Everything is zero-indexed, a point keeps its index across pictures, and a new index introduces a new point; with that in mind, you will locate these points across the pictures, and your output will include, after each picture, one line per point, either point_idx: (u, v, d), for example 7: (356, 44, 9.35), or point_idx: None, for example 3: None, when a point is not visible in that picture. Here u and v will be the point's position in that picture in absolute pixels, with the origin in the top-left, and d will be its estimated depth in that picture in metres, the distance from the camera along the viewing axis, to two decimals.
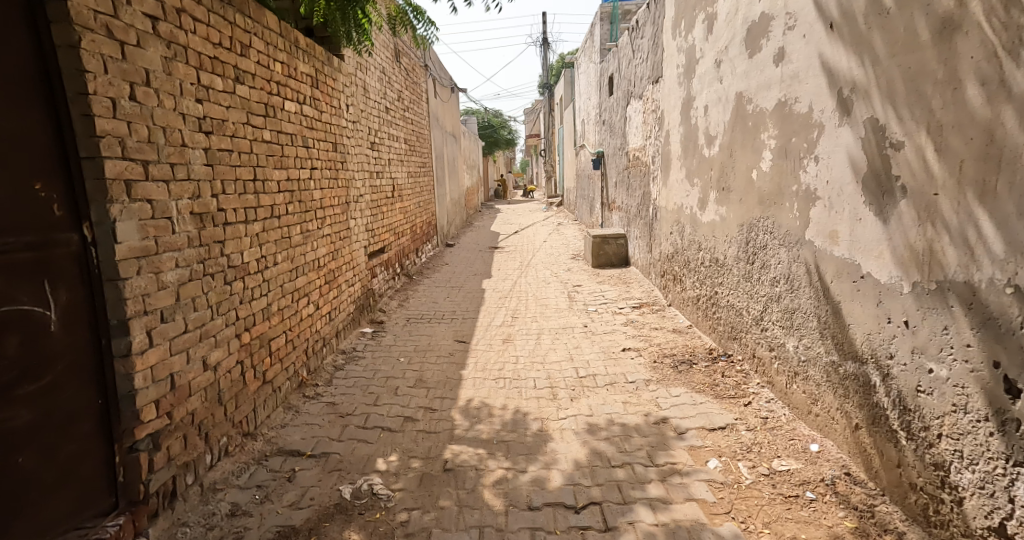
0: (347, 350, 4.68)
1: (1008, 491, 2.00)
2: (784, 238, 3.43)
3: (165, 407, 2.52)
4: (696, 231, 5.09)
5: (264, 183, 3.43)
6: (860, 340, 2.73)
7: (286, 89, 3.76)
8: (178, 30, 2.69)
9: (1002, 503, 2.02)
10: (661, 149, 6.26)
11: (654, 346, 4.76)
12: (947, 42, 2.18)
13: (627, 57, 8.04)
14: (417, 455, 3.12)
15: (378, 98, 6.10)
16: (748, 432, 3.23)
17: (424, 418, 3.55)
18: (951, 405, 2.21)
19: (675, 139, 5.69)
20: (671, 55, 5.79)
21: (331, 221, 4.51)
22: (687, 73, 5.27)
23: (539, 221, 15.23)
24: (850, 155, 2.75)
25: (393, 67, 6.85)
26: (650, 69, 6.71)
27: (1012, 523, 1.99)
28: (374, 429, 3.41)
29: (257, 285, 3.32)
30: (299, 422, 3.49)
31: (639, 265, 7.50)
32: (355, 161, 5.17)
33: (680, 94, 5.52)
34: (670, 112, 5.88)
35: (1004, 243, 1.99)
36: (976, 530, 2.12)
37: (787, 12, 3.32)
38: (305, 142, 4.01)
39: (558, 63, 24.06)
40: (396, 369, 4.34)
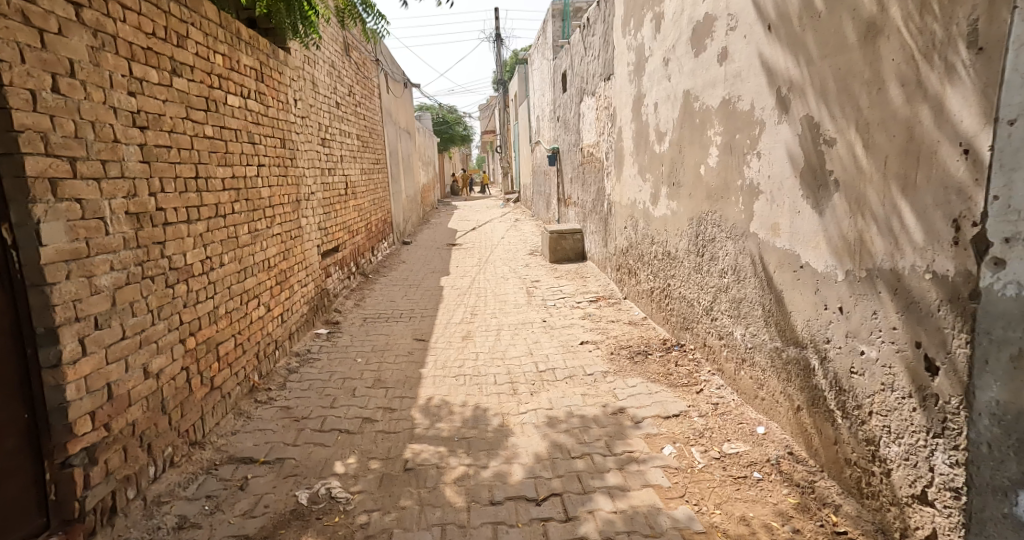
0: (301, 352, 4.63)
1: (928, 461, 2.05)
2: (731, 231, 3.59)
3: (101, 419, 2.45)
4: (649, 225, 5.25)
5: (208, 180, 3.37)
6: (801, 326, 2.88)
7: (228, 83, 3.69)
8: (106, 19, 2.60)
9: (924, 472, 2.08)
10: (614, 145, 6.41)
11: (610, 338, 4.89)
12: (872, 43, 2.31)
13: (579, 54, 8.17)
14: (376, 456, 3.13)
15: (328, 92, 6.02)
16: (700, 418, 3.38)
17: (382, 418, 3.55)
18: (881, 384, 2.28)
19: (627, 135, 5.85)
20: (621, 53, 5.93)
21: (281, 219, 4.45)
22: (637, 69, 5.41)
23: (496, 217, 15.31)
24: (789, 150, 2.91)
25: (343, 60, 6.79)
26: (602, 66, 6.83)
27: (932, 490, 2.05)
28: (332, 432, 3.40)
29: (203, 287, 3.27)
30: (251, 428, 3.45)
31: (595, 260, 7.66)
32: (305, 158, 5.10)
33: (631, 91, 5.68)
34: (621, 109, 6.04)
35: (924, 232, 2.04)
36: (901, 498, 2.19)
37: (729, 13, 3.48)
38: (250, 138, 3.95)
39: (511, 59, 24.11)
40: (353, 369, 4.33)
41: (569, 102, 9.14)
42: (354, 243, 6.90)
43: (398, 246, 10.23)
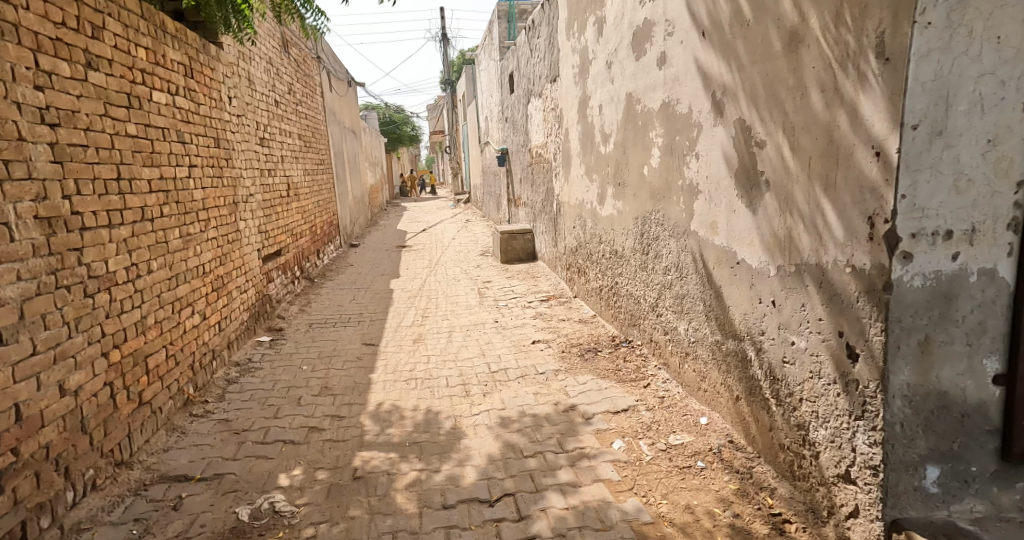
0: (242, 361, 4.51)
1: (851, 442, 2.13)
2: (673, 229, 3.72)
3: (9, 443, 2.33)
4: (596, 224, 5.37)
5: (132, 182, 3.25)
6: (738, 319, 3.02)
7: (153, 78, 3.56)
8: (6, 7, 2.45)
9: (847, 452, 2.16)
10: (562, 146, 6.51)
11: (561, 337, 4.98)
12: (795, 51, 2.45)
13: (525, 56, 8.26)
14: (324, 466, 3.10)
15: (266, 90, 5.87)
16: (648, 412, 3.49)
17: (330, 427, 3.51)
18: (809, 372, 2.41)
19: (573, 136, 5.96)
20: (565, 55, 6.03)
21: (217, 223, 4.33)
22: (582, 72, 5.52)
23: (447, 218, 15.27)
24: (724, 151, 3.05)
25: (282, 57, 6.64)
26: (548, 68, 6.93)
27: (855, 469, 2.12)
28: (276, 443, 3.34)
29: (128, 296, 3.15)
30: (185, 443, 3.34)
31: (546, 259, 7.77)
32: (243, 158, 4.97)
33: (576, 92, 5.78)
34: (567, 110, 6.14)
35: (842, 228, 2.15)
36: (828, 478, 2.28)
37: (666, 19, 3.62)
38: (180, 137, 3.83)
39: (459, 59, 24.06)
40: (298, 377, 4.26)
41: (517, 104, 9.21)
42: (298, 246, 6.76)
43: (346, 249, 10.07)
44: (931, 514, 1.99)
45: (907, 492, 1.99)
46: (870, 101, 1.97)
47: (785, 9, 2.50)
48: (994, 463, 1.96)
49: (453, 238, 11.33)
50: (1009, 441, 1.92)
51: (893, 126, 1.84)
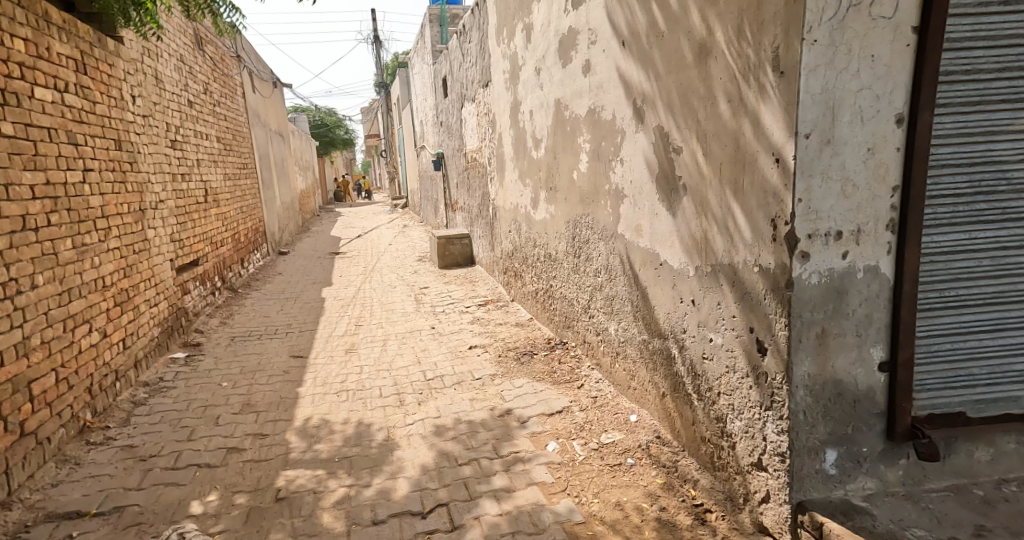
0: (152, 381, 4.27)
1: (762, 431, 2.26)
2: (602, 232, 3.83)
3: None
4: (530, 228, 5.44)
5: (9, 188, 3.02)
6: (662, 318, 3.14)
7: (37, 74, 3.32)
8: None
9: (759, 441, 2.29)
10: (495, 151, 6.56)
11: (498, 341, 5.01)
12: (704, 62, 2.58)
13: (457, 60, 8.26)
14: (243, 489, 2.98)
15: (176, 89, 5.60)
16: (581, 412, 3.57)
17: (252, 446, 3.39)
18: (725, 367, 2.54)
19: (506, 141, 6.02)
20: (496, 60, 6.09)
21: (119, 231, 4.10)
22: (512, 77, 5.59)
23: (384, 223, 15.04)
24: (645, 157, 3.18)
25: (195, 54, 6.35)
26: (479, 73, 6.96)
27: (766, 456, 2.25)
28: (188, 468, 3.18)
29: (7, 315, 2.93)
30: (78, 476, 3.09)
31: (483, 263, 7.79)
32: (149, 161, 4.73)
33: (507, 97, 5.84)
34: (500, 115, 6.20)
35: (750, 230, 2.28)
36: (743, 467, 2.41)
37: (590, 28, 3.73)
38: (69, 138, 3.59)
39: (392, 63, 23.78)
40: (218, 395, 4.09)
41: (451, 108, 9.19)
42: (218, 255, 6.49)
43: (274, 257, 9.75)
44: (831, 495, 2.14)
45: (810, 475, 2.13)
46: (768, 111, 2.10)
47: (694, 21, 2.63)
48: (880, 442, 2.13)
49: (389, 244, 11.19)
50: (893, 421, 2.09)
51: (789, 135, 1.98)
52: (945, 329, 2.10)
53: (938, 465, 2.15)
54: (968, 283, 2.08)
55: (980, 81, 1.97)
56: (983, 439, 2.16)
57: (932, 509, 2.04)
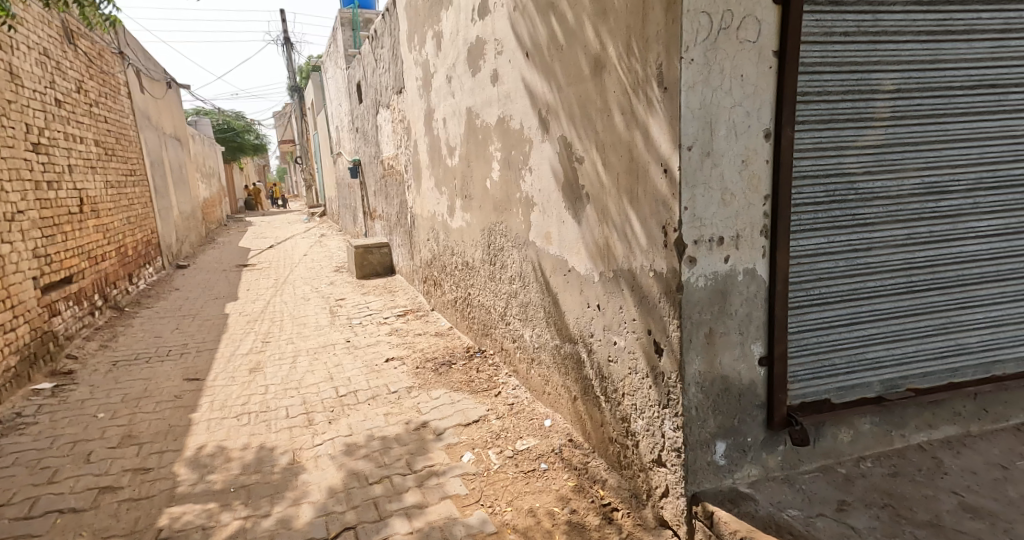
0: (8, 417, 3.86)
1: (661, 428, 2.36)
2: (515, 240, 3.88)
3: None
4: (448, 236, 5.42)
5: None
6: (572, 323, 3.22)
7: None
8: None
9: (659, 438, 2.40)
10: (411, 158, 6.49)
11: (416, 352, 4.94)
12: (600, 76, 2.68)
13: (370, 66, 8.11)
14: (119, 533, 2.75)
15: (37, 86, 5.11)
16: (497, 420, 3.59)
17: (130, 484, 3.14)
18: (628, 368, 2.63)
19: (422, 148, 5.97)
20: (408, 67, 6.04)
21: None
22: (425, 84, 5.56)
23: (299, 233, 14.50)
24: (552, 166, 3.25)
25: (63, 49, 5.83)
26: (393, 79, 6.87)
27: (665, 452, 2.36)
28: (48, 515, 2.89)
29: None
30: None
31: (403, 273, 7.67)
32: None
33: (421, 104, 5.81)
34: (414, 122, 6.14)
35: (646, 238, 2.39)
36: (646, 464, 2.51)
37: (496, 38, 3.78)
38: None
39: (305, 66, 23.02)
40: (91, 429, 3.77)
41: (366, 115, 9.00)
42: (97, 270, 6.00)
43: (171, 271, 9.16)
44: (721, 484, 2.27)
45: (703, 467, 2.25)
46: (656, 124, 2.21)
47: (589, 36, 2.71)
48: (761, 431, 2.29)
49: (304, 254, 10.80)
50: (772, 412, 2.25)
51: (673, 147, 2.10)
52: (811, 324, 2.28)
53: (809, 449, 2.34)
54: (828, 282, 2.26)
55: (830, 102, 2.15)
56: (844, 422, 2.35)
57: (804, 489, 2.21)
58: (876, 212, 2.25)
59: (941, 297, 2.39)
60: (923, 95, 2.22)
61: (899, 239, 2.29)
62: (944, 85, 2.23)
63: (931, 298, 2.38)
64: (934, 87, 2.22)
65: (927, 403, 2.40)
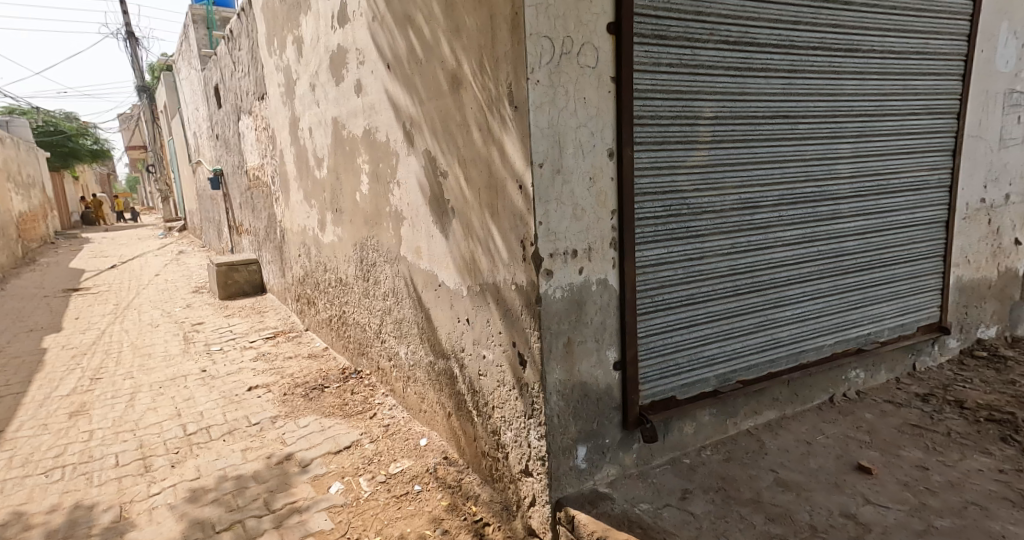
0: None
1: (527, 438, 2.41)
2: (387, 255, 3.78)
3: None
4: (320, 252, 5.18)
5: None
6: (444, 339, 3.19)
7: None
8: None
9: (526, 448, 2.44)
10: (278, 169, 6.13)
11: (285, 378, 4.65)
12: (457, 92, 2.69)
13: (228, 69, 7.56)
14: None
15: None
16: (371, 444, 3.47)
17: None
18: (497, 381, 2.65)
19: (289, 159, 5.65)
20: (270, 72, 5.71)
21: None
22: (288, 91, 5.28)
23: (153, 250, 13.19)
24: (418, 181, 3.21)
25: None
26: (254, 84, 6.45)
27: (531, 462, 2.41)
28: None
29: None
30: None
31: (274, 291, 7.22)
32: None
33: (285, 112, 5.50)
34: (279, 130, 5.81)
35: (506, 251, 2.43)
36: (515, 474, 2.55)
37: (357, 47, 3.68)
38: None
39: (155, 67, 21.04)
40: None
41: (227, 121, 8.39)
42: None
43: None
44: (582, 487, 2.36)
45: (565, 473, 2.32)
46: (510, 141, 2.26)
47: (445, 52, 2.72)
48: (618, 432, 2.42)
49: (156, 275, 9.82)
50: (627, 413, 2.38)
51: (526, 164, 2.16)
52: (657, 330, 2.43)
53: (659, 443, 2.52)
54: (669, 289, 2.44)
55: (661, 125, 2.32)
56: (688, 415, 2.57)
57: (655, 482, 2.38)
58: (705, 225, 2.46)
59: (760, 299, 2.68)
60: (736, 122, 2.47)
61: (726, 249, 2.53)
62: (750, 114, 2.51)
63: (753, 300, 2.65)
64: (744, 115, 2.49)
65: (752, 392, 2.69)
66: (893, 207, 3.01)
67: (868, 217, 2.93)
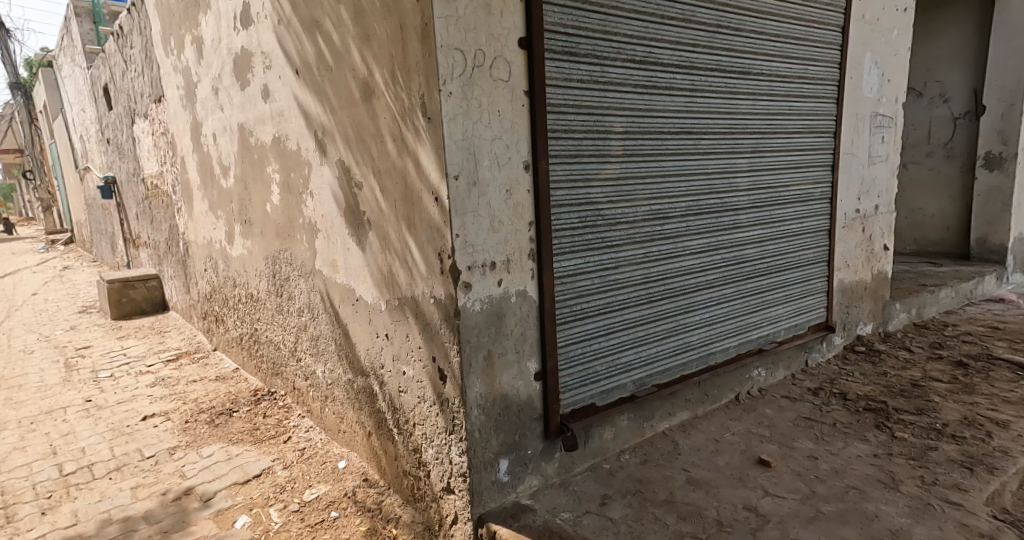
0: None
1: (448, 455, 2.38)
2: (301, 269, 3.62)
3: None
4: (228, 266, 4.90)
5: None
6: (363, 355, 3.09)
7: None
8: None
9: (448, 465, 2.40)
10: (178, 177, 5.75)
11: (187, 404, 4.35)
12: (369, 101, 2.62)
13: (120, 68, 7.03)
14: None
15: None
16: (283, 470, 3.31)
17: None
18: (418, 397, 2.59)
19: (191, 167, 5.32)
20: (167, 73, 5.35)
21: None
22: (188, 94, 4.96)
23: (34, 266, 12.00)
24: (332, 191, 3.10)
25: None
26: (149, 85, 6.03)
27: (453, 479, 2.37)
28: None
29: None
30: None
31: (178, 309, 6.76)
32: None
33: (185, 117, 5.17)
34: (179, 136, 5.45)
35: (424, 265, 2.38)
36: (437, 493, 2.50)
37: (262, 51, 3.53)
38: None
39: (33, 64, 19.23)
40: None
41: (119, 125, 7.78)
42: None
43: None
44: (504, 501, 2.35)
45: (487, 488, 2.31)
46: (424, 153, 2.22)
47: (355, 60, 2.65)
48: (540, 442, 2.43)
49: (36, 294, 8.92)
50: (548, 423, 2.40)
51: (441, 176, 2.13)
52: (575, 339, 2.47)
53: (580, 451, 2.56)
54: (587, 298, 2.48)
55: (574, 138, 2.36)
56: (607, 422, 2.62)
57: (576, 490, 2.41)
58: (619, 235, 2.54)
59: (672, 305, 2.78)
60: (645, 136, 2.57)
61: (639, 258, 2.62)
62: (657, 129, 2.61)
63: (665, 307, 2.76)
64: (653, 130, 2.59)
65: (667, 395, 2.79)
66: (786, 216, 3.24)
67: (765, 227, 3.14)
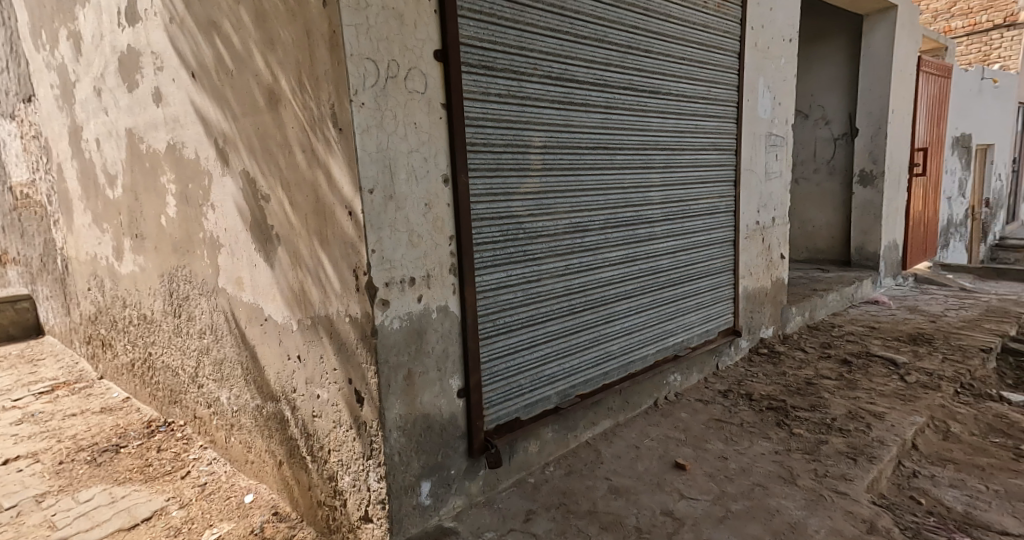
0: None
1: (366, 482, 2.27)
2: (201, 287, 3.36)
3: None
4: (116, 284, 4.47)
5: None
6: (273, 379, 2.90)
7: None
8: None
9: (365, 492, 2.29)
10: (55, 185, 5.20)
11: (64, 441, 3.90)
12: (276, 109, 2.48)
13: None
14: None
15: None
16: (179, 510, 3.03)
17: None
18: (332, 422, 2.46)
19: (70, 175, 4.82)
20: (38, 71, 4.83)
21: None
22: (65, 95, 4.50)
23: None
24: (236, 204, 2.90)
25: None
26: (17, 83, 5.42)
27: (371, 507, 2.26)
28: None
29: None
30: None
31: (56, 333, 6.09)
32: None
33: (63, 119, 4.68)
34: (54, 140, 4.93)
35: (338, 282, 2.27)
36: (355, 522, 2.39)
37: (152, 51, 3.26)
38: None
39: None
40: None
41: None
42: None
43: None
44: (427, 525, 2.28)
45: (408, 513, 2.23)
46: (336, 166, 2.13)
47: (260, 66, 2.51)
48: (463, 461, 2.38)
49: None
50: (471, 440, 2.36)
51: (355, 190, 2.04)
52: (498, 353, 2.45)
53: (505, 467, 2.53)
54: (510, 312, 2.47)
55: (494, 152, 2.35)
56: (533, 434, 2.62)
57: (500, 508, 2.39)
58: (541, 248, 2.55)
59: (592, 316, 2.83)
60: (564, 151, 2.61)
61: (559, 271, 2.64)
62: (575, 145, 2.66)
63: (585, 318, 2.80)
64: (571, 146, 2.64)
65: (588, 405, 2.83)
66: (695, 228, 3.39)
67: (678, 239, 3.28)
